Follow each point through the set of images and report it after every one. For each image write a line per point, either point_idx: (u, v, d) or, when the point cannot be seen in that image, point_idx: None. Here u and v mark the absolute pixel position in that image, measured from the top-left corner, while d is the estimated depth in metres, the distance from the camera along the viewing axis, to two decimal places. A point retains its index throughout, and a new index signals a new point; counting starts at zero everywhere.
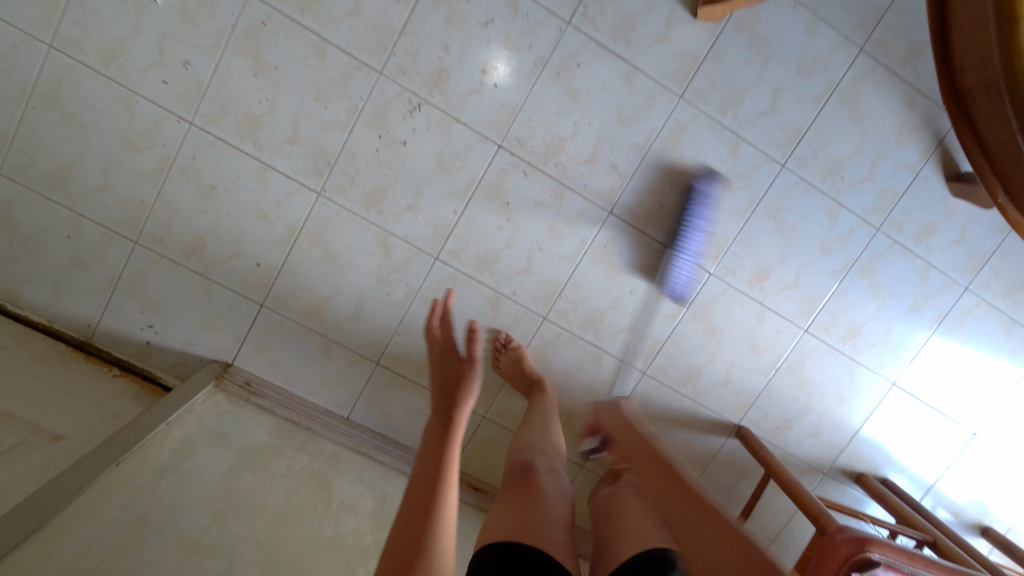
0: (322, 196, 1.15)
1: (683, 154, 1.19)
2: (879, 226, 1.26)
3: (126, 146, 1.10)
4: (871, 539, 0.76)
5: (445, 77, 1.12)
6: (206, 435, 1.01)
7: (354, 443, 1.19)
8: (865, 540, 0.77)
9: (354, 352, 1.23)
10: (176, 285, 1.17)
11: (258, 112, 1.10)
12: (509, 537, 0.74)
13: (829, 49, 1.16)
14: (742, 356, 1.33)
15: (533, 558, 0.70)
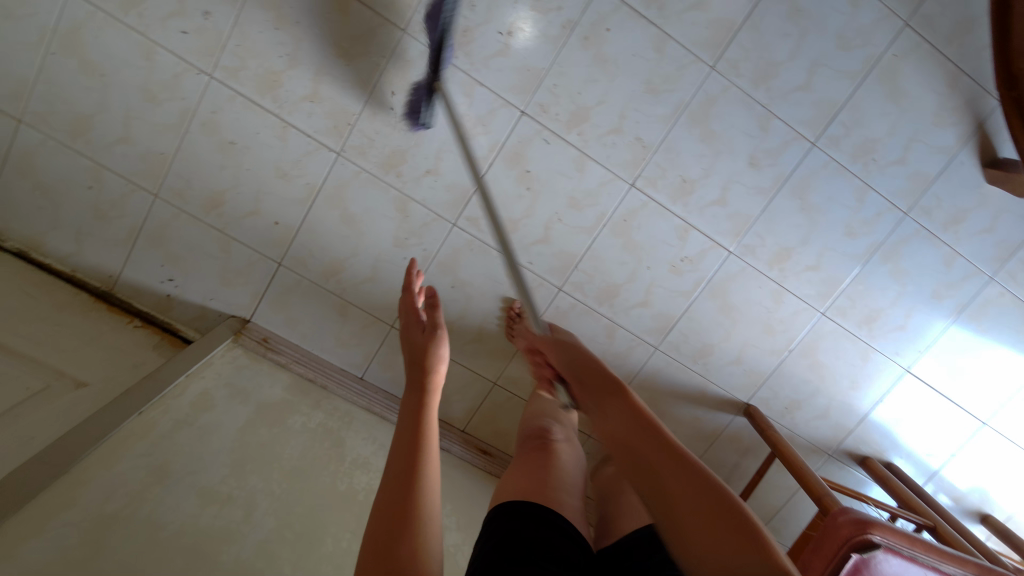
0: (341, 156, 1.14)
1: (711, 128, 1.16)
2: (907, 210, 1.23)
3: (146, 97, 1.09)
4: (872, 522, 0.78)
5: (470, 38, 1.08)
6: (225, 389, 1.04)
7: (367, 403, 1.21)
8: (866, 522, 0.78)
9: (370, 314, 1.24)
10: (196, 239, 1.18)
11: (278, 67, 1.08)
12: (522, 500, 0.75)
13: (871, 23, 1.11)
14: (756, 335, 1.32)
15: (546, 521, 0.72)
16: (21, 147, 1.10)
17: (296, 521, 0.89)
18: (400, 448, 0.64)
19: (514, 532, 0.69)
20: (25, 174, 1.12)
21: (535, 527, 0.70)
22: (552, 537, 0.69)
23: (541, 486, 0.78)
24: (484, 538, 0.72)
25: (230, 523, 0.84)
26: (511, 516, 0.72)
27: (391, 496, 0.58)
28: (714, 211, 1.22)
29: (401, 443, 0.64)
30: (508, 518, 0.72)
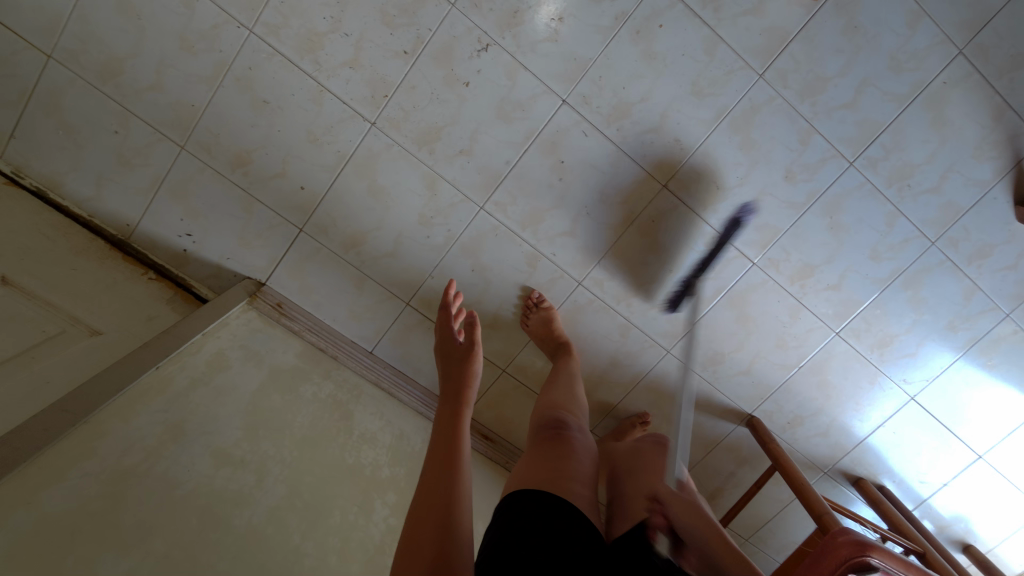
0: (375, 127, 1.12)
1: (751, 136, 1.15)
2: (934, 240, 1.23)
3: (181, 46, 1.06)
4: (874, 545, 0.67)
5: (520, 20, 1.06)
6: (239, 351, 1.03)
7: (375, 377, 1.21)
8: (867, 544, 0.67)
9: (386, 289, 1.23)
10: (219, 196, 1.16)
11: (321, 29, 1.05)
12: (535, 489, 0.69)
13: (925, 47, 1.09)
14: (768, 349, 1.32)
15: (557, 508, 0.66)
16: (48, 83, 1.07)
17: (306, 490, 0.89)
18: (435, 453, 0.66)
19: (524, 522, 0.64)
20: (50, 112, 1.09)
21: (548, 515, 0.65)
22: (565, 526, 0.64)
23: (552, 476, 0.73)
24: (494, 528, 0.67)
25: (242, 487, 0.83)
26: (519, 508, 0.67)
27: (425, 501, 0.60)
28: None
29: (438, 450, 0.67)
30: (516, 509, 0.67)
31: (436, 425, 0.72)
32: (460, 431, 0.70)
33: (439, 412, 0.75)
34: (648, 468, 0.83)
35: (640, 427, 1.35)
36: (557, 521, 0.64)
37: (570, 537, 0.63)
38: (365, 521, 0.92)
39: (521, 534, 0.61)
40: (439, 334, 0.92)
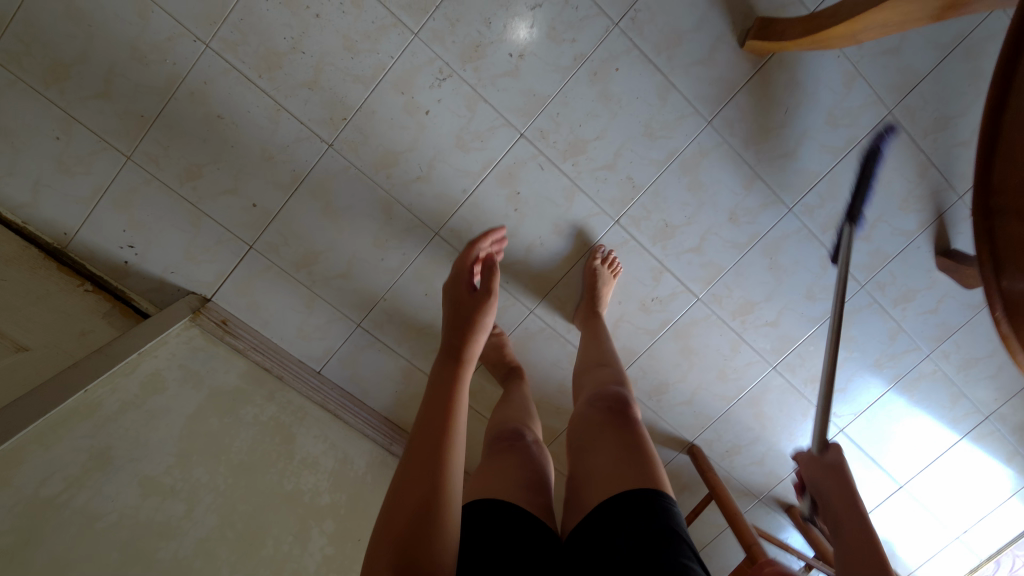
0: (332, 149, 1.12)
1: (698, 178, 1.20)
2: (864, 283, 1.31)
3: (134, 56, 1.03)
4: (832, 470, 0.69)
5: (481, 54, 1.08)
6: (178, 371, 1.00)
7: (322, 399, 1.18)
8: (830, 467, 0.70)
9: (337, 309, 1.22)
10: (165, 209, 1.13)
11: (281, 49, 1.05)
12: (487, 506, 0.68)
13: (859, 105, 1.17)
14: (710, 381, 1.37)
15: (505, 525, 0.65)
16: None
17: (239, 520, 0.88)
18: (427, 426, 0.63)
19: (480, 533, 0.64)
20: None
21: (510, 522, 0.65)
22: (517, 537, 0.64)
23: (500, 480, 0.75)
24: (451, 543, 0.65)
25: (169, 518, 0.82)
26: (479, 518, 0.66)
27: (411, 478, 0.58)
28: (690, 257, 1.26)
29: (427, 419, 0.64)
30: (475, 518, 0.66)
31: (428, 391, 0.68)
32: (458, 396, 0.67)
33: (437, 371, 0.71)
34: (602, 446, 0.75)
35: (608, 269, 1.22)
36: (517, 527, 0.65)
37: (530, 539, 0.65)
38: (299, 551, 0.92)
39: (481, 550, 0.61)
40: (447, 287, 0.89)
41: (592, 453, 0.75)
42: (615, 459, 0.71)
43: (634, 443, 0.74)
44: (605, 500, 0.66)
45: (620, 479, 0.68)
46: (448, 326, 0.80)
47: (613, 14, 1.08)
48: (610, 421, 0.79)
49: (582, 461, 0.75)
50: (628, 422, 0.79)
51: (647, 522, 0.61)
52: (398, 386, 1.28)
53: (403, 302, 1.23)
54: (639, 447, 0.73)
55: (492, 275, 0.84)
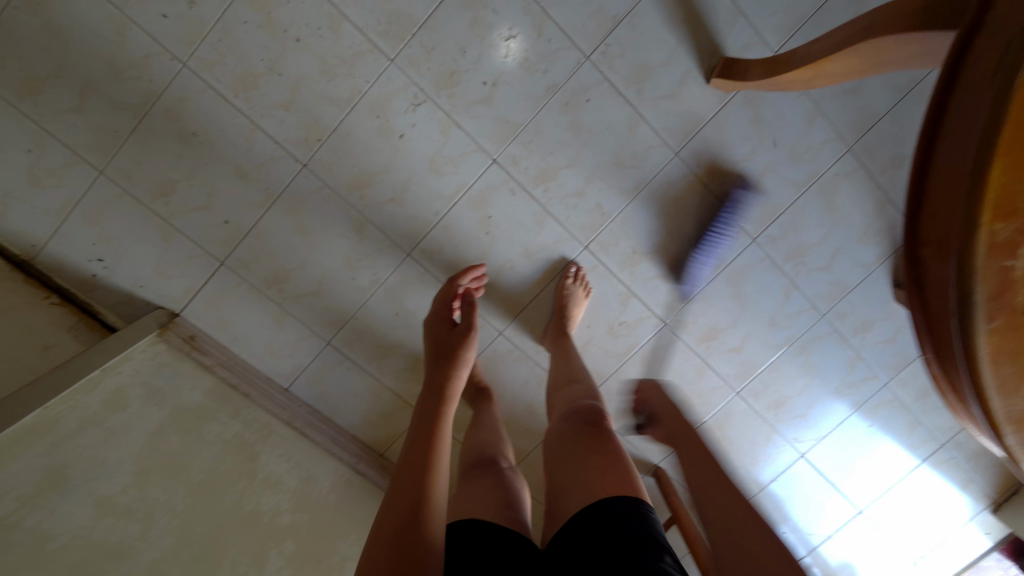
0: (307, 169, 1.13)
1: (666, 207, 1.23)
2: (824, 312, 1.35)
3: (109, 73, 1.04)
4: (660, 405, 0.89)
5: (456, 81, 1.11)
6: (141, 389, 1.01)
7: (288, 416, 1.18)
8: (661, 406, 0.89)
9: (308, 327, 1.23)
10: (136, 224, 1.13)
11: (258, 70, 1.07)
12: (470, 528, 0.72)
13: (820, 142, 1.22)
14: (675, 404, 1.40)
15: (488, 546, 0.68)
16: None
17: (195, 541, 0.92)
18: (418, 442, 0.71)
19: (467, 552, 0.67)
20: None
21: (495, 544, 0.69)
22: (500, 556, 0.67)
23: (478, 505, 0.78)
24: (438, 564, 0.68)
25: (123, 538, 0.86)
26: (463, 539, 0.69)
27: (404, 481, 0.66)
28: (657, 283, 1.29)
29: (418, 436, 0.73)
30: (460, 538, 0.70)
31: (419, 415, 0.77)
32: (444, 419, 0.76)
33: (425, 400, 0.80)
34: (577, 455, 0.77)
35: (580, 287, 1.25)
36: (498, 547, 0.69)
37: (507, 553, 0.69)
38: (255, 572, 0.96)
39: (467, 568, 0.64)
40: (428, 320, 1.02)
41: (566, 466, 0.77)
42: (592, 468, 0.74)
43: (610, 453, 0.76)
44: (587, 507, 0.68)
45: (597, 485, 0.71)
46: (432, 361, 0.90)
47: (585, 47, 1.11)
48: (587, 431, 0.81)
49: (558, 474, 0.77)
50: (603, 432, 0.81)
51: (626, 525, 0.64)
52: (366, 404, 1.28)
53: (373, 321, 1.24)
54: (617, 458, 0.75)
55: (473, 310, 0.98)
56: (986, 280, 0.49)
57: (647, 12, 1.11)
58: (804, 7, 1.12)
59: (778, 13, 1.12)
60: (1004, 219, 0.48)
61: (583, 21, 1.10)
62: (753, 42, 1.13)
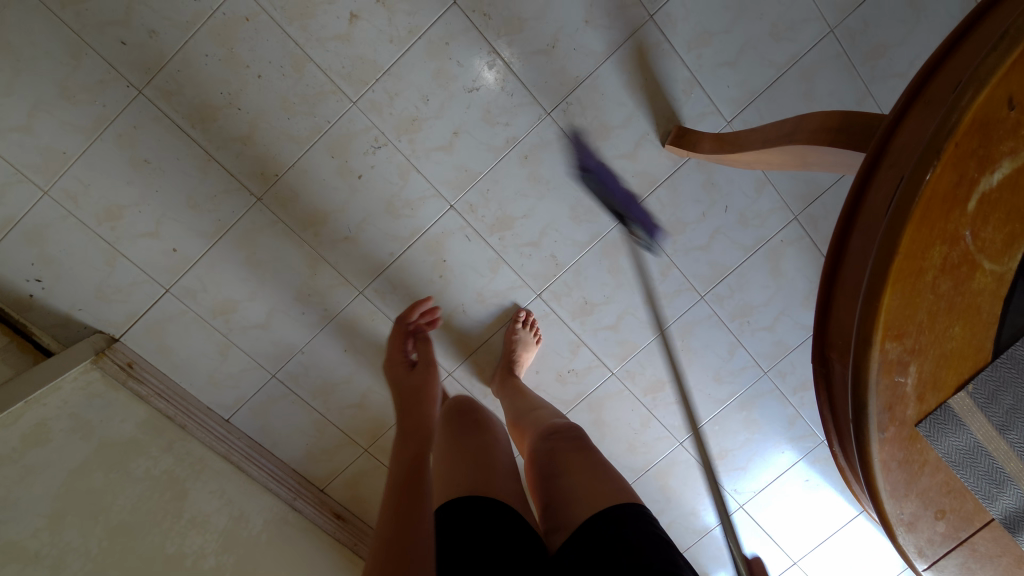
0: (261, 203, 1.13)
1: (619, 262, 1.26)
2: (766, 370, 1.39)
3: (61, 95, 1.03)
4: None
5: (417, 127, 1.12)
6: (67, 421, 1.01)
7: (225, 450, 1.16)
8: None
9: (252, 359, 1.21)
10: (78, 246, 1.10)
11: (216, 103, 1.06)
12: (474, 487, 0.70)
13: (768, 209, 1.27)
14: (619, 453, 1.42)
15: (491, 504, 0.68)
16: None
17: None
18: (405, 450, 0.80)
19: (471, 513, 0.66)
20: None
21: (498, 512, 0.67)
22: (505, 524, 0.66)
23: (483, 464, 0.75)
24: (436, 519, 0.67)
25: None
26: (466, 501, 0.68)
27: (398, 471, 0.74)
28: (606, 334, 1.31)
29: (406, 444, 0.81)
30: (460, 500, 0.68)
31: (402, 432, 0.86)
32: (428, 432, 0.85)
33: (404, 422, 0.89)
34: (573, 468, 0.77)
35: (529, 332, 1.25)
36: (502, 519, 0.67)
37: (513, 535, 0.65)
38: None
39: (469, 534, 0.63)
40: (390, 348, 1.11)
41: (569, 475, 0.76)
42: (593, 478, 0.74)
43: (598, 467, 0.76)
44: (593, 515, 0.68)
45: (597, 492, 0.71)
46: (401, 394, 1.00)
47: (546, 104, 1.14)
48: (575, 446, 0.82)
49: (561, 484, 0.76)
50: (584, 444, 0.82)
51: (621, 524, 0.66)
52: (309, 440, 1.27)
53: (320, 357, 1.23)
54: (607, 471, 0.76)
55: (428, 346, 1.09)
56: (879, 395, 0.53)
57: (608, 75, 1.14)
58: (757, 83, 1.17)
59: (732, 86, 1.17)
60: (894, 339, 0.52)
61: (545, 79, 1.13)
62: (707, 111, 1.18)
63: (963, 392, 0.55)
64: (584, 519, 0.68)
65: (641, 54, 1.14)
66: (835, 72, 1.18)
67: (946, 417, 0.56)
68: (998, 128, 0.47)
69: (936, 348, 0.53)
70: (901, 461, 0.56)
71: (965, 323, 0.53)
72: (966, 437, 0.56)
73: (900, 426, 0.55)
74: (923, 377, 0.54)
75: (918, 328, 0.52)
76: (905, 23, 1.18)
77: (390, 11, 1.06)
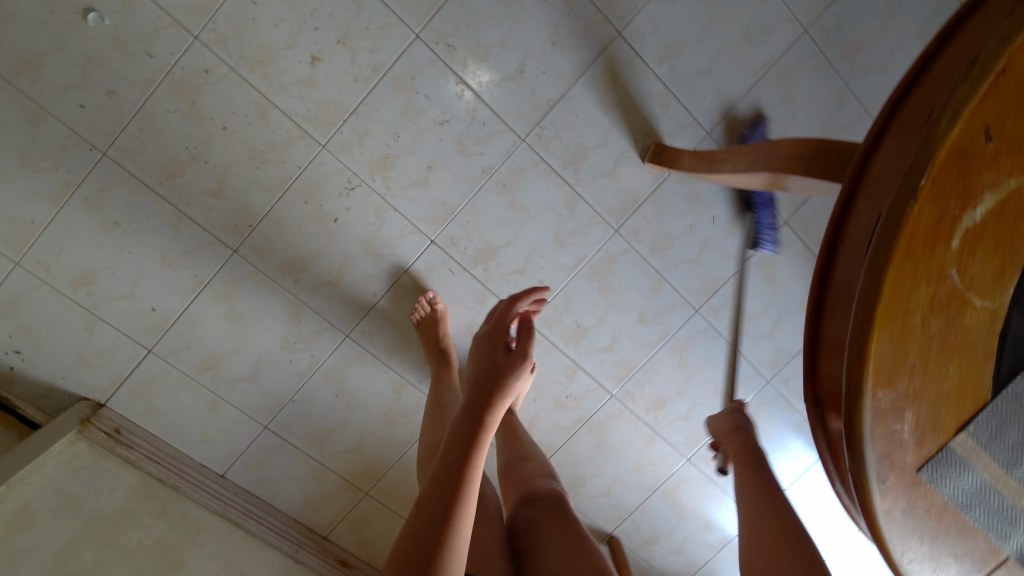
0: (237, 255, 1.10)
1: (609, 282, 1.23)
2: (769, 378, 1.36)
3: (24, 164, 1.01)
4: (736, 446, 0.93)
5: (390, 164, 1.10)
6: (53, 499, 1.01)
7: (221, 508, 1.14)
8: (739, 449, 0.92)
9: (243, 413, 1.18)
10: (55, 315, 1.08)
11: (182, 159, 1.04)
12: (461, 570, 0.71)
13: (756, 217, 1.24)
14: (626, 473, 1.39)
15: None
16: None
17: None
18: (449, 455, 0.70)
19: None
20: None
21: None
22: None
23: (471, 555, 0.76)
24: None
25: None
26: None
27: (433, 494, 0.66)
28: (602, 356, 1.28)
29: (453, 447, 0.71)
30: None
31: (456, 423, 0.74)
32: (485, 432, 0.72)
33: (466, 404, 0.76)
34: (555, 540, 0.76)
35: None
36: None
37: None
38: None
39: None
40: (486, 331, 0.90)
41: (545, 549, 0.76)
42: (570, 554, 0.74)
43: (579, 542, 0.75)
44: None
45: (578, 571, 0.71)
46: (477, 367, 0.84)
47: (520, 130, 1.11)
48: (555, 516, 0.81)
49: (536, 559, 0.75)
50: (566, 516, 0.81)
51: None
52: (307, 488, 1.24)
53: (312, 404, 1.20)
54: (587, 547, 0.75)
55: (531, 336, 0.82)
56: (876, 444, 0.50)
57: (581, 95, 1.11)
58: (734, 90, 1.14)
59: (709, 96, 1.14)
60: (886, 384, 0.49)
61: (517, 105, 1.10)
62: (686, 123, 1.15)
63: (965, 433, 0.53)
64: None
65: (612, 71, 1.11)
66: (813, 72, 1.15)
67: (950, 459, 0.53)
68: (976, 160, 0.45)
69: (932, 389, 0.51)
70: (905, 506, 0.54)
71: (960, 361, 0.50)
72: (972, 478, 0.54)
73: (902, 472, 0.52)
74: (921, 421, 0.51)
75: (911, 372, 0.49)
76: (880, 17, 1.15)
77: (352, 50, 1.03)
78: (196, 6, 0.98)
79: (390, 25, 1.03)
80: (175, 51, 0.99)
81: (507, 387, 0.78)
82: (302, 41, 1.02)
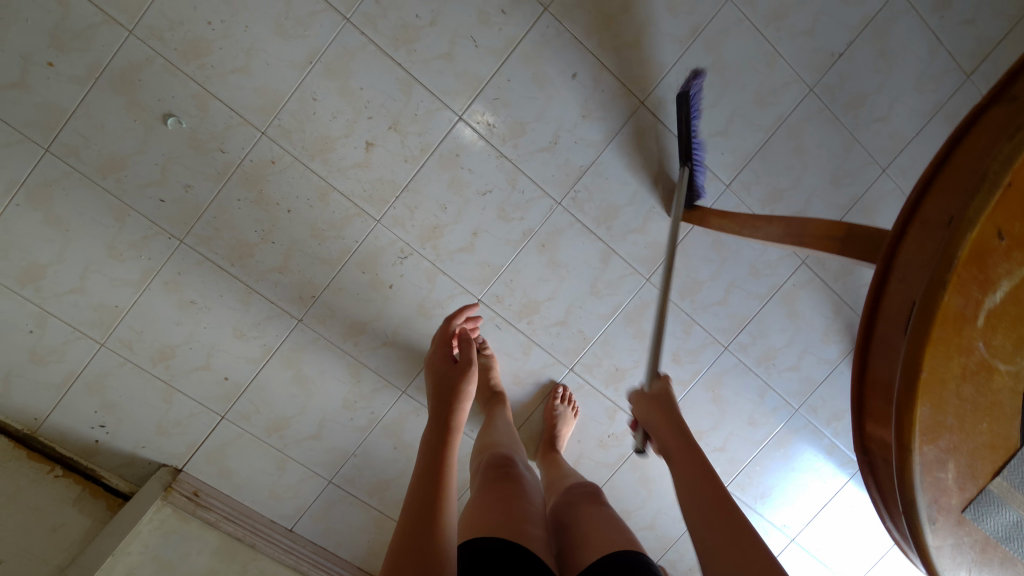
0: (302, 323, 1.19)
1: (643, 326, 1.31)
2: (798, 407, 1.43)
3: (109, 254, 1.10)
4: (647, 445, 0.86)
5: (439, 234, 1.19)
6: (152, 564, 1.12)
7: (294, 562, 1.23)
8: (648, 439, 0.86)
9: (309, 469, 1.26)
10: (137, 388, 1.16)
11: (252, 241, 1.14)
12: (492, 533, 0.70)
13: (777, 258, 1.33)
14: (668, 505, 1.45)
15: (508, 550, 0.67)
16: None
17: None
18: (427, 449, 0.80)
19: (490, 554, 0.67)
20: None
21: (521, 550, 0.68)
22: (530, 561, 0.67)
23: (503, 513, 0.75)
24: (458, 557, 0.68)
25: None
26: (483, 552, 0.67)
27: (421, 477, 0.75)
28: None
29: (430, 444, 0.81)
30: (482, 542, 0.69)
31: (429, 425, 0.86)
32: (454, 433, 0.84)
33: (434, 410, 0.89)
34: (584, 520, 0.82)
35: (567, 406, 1.30)
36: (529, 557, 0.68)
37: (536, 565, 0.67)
38: None
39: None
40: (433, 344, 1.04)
41: (582, 522, 0.81)
42: (604, 526, 0.79)
43: (607, 518, 0.81)
44: (602, 557, 0.72)
45: (609, 539, 0.76)
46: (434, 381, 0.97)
47: (555, 194, 1.21)
48: (590, 500, 0.88)
49: (576, 531, 0.80)
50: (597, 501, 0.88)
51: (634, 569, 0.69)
52: (369, 537, 1.31)
53: (373, 457, 1.28)
54: (618, 522, 0.81)
55: (469, 344, 0.98)
56: (924, 492, 0.58)
57: (610, 160, 1.21)
58: (749, 146, 1.24)
59: (726, 153, 1.24)
60: (930, 441, 0.57)
61: (552, 172, 1.20)
62: (707, 178, 1.24)
63: (1000, 476, 0.61)
64: (596, 558, 0.72)
65: (637, 137, 1.21)
66: (821, 126, 1.25)
67: (988, 500, 0.61)
68: (993, 255, 0.53)
69: (969, 442, 0.58)
70: (953, 543, 0.61)
71: (990, 418, 0.59)
72: (1009, 515, 0.62)
73: (948, 513, 0.60)
74: (960, 469, 0.59)
75: (949, 430, 0.57)
76: (879, 73, 1.26)
77: (402, 134, 1.13)
78: (263, 106, 1.08)
79: (436, 110, 1.13)
80: (244, 146, 1.09)
81: (461, 392, 0.92)
82: (358, 129, 1.12)
